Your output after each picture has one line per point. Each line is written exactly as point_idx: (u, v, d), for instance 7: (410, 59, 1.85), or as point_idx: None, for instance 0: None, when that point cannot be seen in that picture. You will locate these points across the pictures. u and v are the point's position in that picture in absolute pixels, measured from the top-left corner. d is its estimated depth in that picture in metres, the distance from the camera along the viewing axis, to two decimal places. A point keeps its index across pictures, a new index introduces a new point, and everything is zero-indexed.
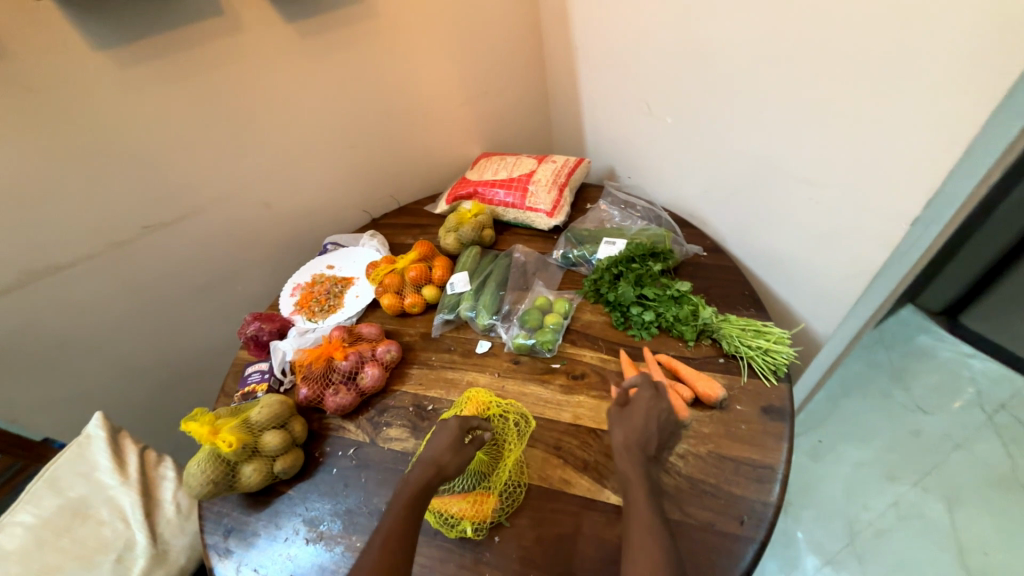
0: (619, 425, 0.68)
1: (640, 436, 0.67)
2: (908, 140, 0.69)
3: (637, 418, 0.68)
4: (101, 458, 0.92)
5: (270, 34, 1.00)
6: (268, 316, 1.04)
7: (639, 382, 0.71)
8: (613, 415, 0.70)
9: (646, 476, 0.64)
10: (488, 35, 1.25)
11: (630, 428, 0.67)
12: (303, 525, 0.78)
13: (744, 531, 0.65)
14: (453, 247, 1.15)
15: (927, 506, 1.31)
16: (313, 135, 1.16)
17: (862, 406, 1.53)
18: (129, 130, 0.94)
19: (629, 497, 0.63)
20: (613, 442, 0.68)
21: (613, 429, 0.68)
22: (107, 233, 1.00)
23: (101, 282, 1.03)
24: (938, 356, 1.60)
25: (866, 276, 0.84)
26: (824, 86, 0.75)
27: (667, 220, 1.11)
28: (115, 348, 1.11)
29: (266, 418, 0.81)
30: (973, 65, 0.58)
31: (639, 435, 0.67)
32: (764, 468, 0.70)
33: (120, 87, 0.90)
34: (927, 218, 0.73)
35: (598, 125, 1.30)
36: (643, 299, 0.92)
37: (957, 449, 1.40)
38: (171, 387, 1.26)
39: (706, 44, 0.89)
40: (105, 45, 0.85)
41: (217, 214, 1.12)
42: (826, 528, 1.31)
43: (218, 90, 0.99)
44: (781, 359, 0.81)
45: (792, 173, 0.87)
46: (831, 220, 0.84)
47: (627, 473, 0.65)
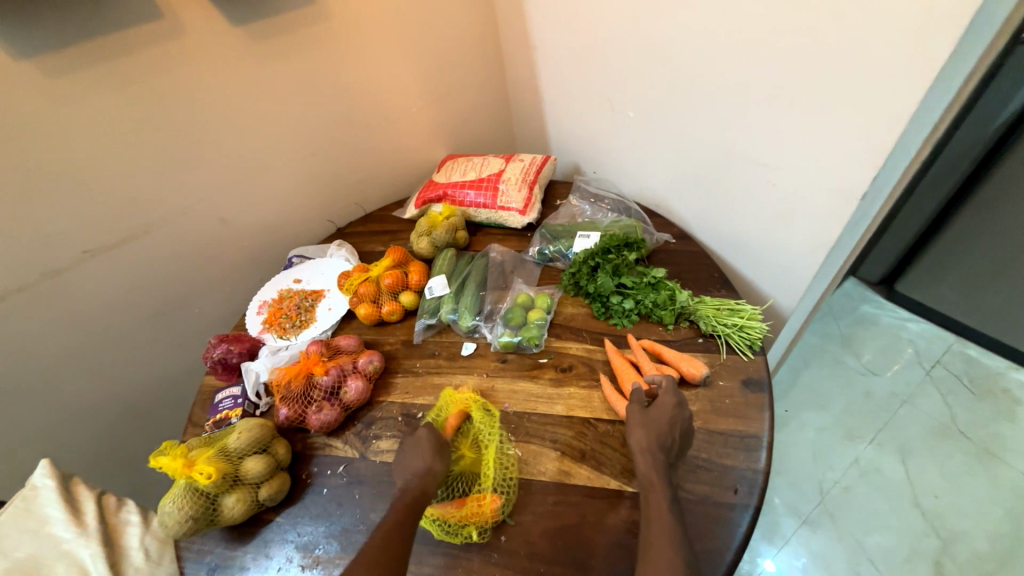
0: (641, 426, 0.70)
1: (663, 437, 0.68)
2: (852, 122, 0.75)
3: (662, 420, 0.70)
4: (52, 510, 0.83)
5: (217, 39, 0.94)
6: (236, 337, 0.98)
7: (665, 388, 0.74)
8: (635, 416, 0.72)
9: (668, 479, 0.66)
10: (445, 36, 1.25)
11: (655, 429, 0.69)
12: (296, 552, 0.74)
13: (738, 499, 0.68)
14: (427, 251, 1.13)
15: (883, 460, 1.42)
16: (270, 144, 1.10)
17: (821, 374, 1.64)
18: (61, 146, 0.86)
19: (651, 499, 0.64)
20: (635, 446, 0.69)
21: (636, 429, 0.70)
22: (41, 261, 0.91)
23: (37, 316, 0.93)
24: (880, 322, 1.74)
25: (822, 251, 0.91)
26: (773, 75, 0.80)
27: (635, 211, 1.15)
28: (59, 387, 1.01)
29: (246, 444, 0.76)
30: (904, 50, 0.64)
31: (663, 437, 0.69)
32: (750, 437, 0.74)
33: (49, 99, 0.82)
34: (872, 192, 0.79)
35: (561, 123, 1.32)
36: (622, 288, 0.95)
37: (904, 405, 1.53)
38: (127, 424, 1.15)
39: (662, 39, 0.93)
40: (28, 54, 0.78)
41: (168, 232, 1.04)
42: (799, 491, 1.40)
43: (162, 99, 0.93)
44: (756, 334, 0.86)
45: (749, 159, 0.92)
46: (788, 201, 0.90)
47: (649, 476, 0.66)
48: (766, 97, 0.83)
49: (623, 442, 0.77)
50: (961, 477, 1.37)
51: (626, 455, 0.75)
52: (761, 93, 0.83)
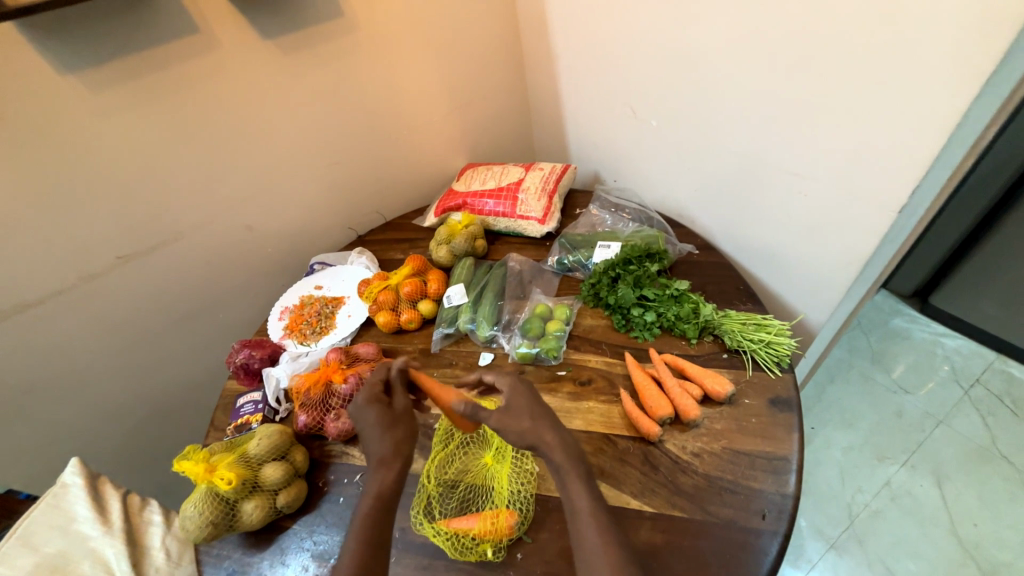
0: (510, 417, 0.68)
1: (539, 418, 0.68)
2: (892, 132, 0.72)
3: (521, 404, 0.70)
4: (80, 508, 0.85)
5: (250, 52, 0.97)
6: (258, 343, 1.00)
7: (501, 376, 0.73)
8: (496, 416, 0.68)
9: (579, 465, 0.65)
10: (468, 46, 1.26)
11: (522, 413, 0.68)
12: (311, 561, 0.74)
13: (765, 525, 0.65)
14: (446, 259, 1.13)
15: (916, 483, 1.35)
16: (296, 153, 1.13)
17: (850, 391, 1.58)
18: (100, 156, 0.89)
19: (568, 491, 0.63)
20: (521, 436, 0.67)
21: (514, 422, 0.68)
22: (77, 266, 0.94)
23: (72, 318, 0.97)
24: (914, 337, 1.67)
25: (856, 265, 0.87)
26: (805, 84, 0.78)
27: (658, 221, 1.13)
28: (91, 387, 1.04)
29: (265, 450, 0.77)
30: (950, 55, 0.62)
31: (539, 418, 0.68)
32: (778, 459, 0.71)
33: (91, 111, 0.85)
34: (911, 205, 0.76)
35: (582, 132, 1.31)
36: (643, 301, 0.93)
37: (939, 425, 1.46)
38: (153, 425, 1.18)
39: (689, 46, 0.91)
40: (71, 68, 0.81)
41: (197, 239, 1.07)
42: (826, 513, 1.34)
43: (196, 111, 0.96)
44: (784, 351, 0.83)
45: (779, 169, 0.89)
46: (820, 213, 0.87)
47: (557, 462, 0.64)
48: (798, 106, 0.81)
49: (644, 460, 0.75)
50: (1002, 504, 1.29)
51: (646, 474, 0.73)
52: (792, 102, 0.81)
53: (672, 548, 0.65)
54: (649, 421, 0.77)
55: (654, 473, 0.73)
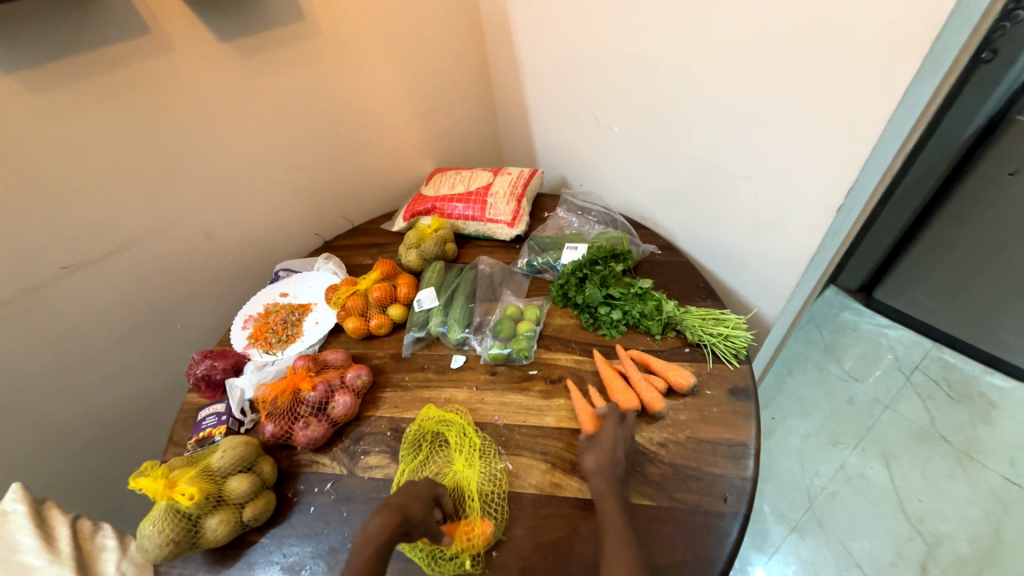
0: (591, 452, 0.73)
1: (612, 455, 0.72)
2: (828, 137, 0.78)
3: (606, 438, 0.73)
4: (23, 538, 0.79)
5: (207, 55, 0.95)
6: (220, 353, 0.96)
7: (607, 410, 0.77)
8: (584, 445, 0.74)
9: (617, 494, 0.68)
10: (433, 52, 1.27)
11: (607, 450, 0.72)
12: (282, 573, 0.72)
13: (727, 508, 0.69)
14: (416, 264, 1.13)
15: (867, 465, 1.44)
16: (257, 157, 1.10)
17: (805, 381, 1.67)
18: (41, 160, 0.84)
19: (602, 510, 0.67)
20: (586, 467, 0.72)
21: (590, 452, 0.73)
22: (16, 278, 0.88)
23: (11, 333, 0.90)
24: (860, 328, 1.79)
25: (802, 261, 0.94)
26: (752, 92, 0.83)
27: (622, 223, 1.17)
28: (32, 407, 0.98)
29: (230, 463, 0.75)
30: (874, 66, 0.68)
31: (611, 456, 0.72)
32: (738, 445, 0.75)
33: (31, 113, 0.81)
34: (848, 204, 0.83)
35: (547, 136, 1.34)
36: (610, 299, 0.96)
37: (885, 410, 1.56)
38: (104, 445, 1.12)
39: (645, 53, 0.95)
40: (8, 67, 0.77)
41: (152, 247, 1.02)
42: (786, 498, 1.41)
43: (149, 114, 0.92)
44: (741, 343, 0.87)
45: (731, 171, 0.95)
46: (770, 212, 0.93)
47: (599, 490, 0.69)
48: (745, 112, 0.86)
49: None
50: (942, 480, 1.40)
51: None
52: (741, 108, 0.87)
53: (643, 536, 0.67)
54: None
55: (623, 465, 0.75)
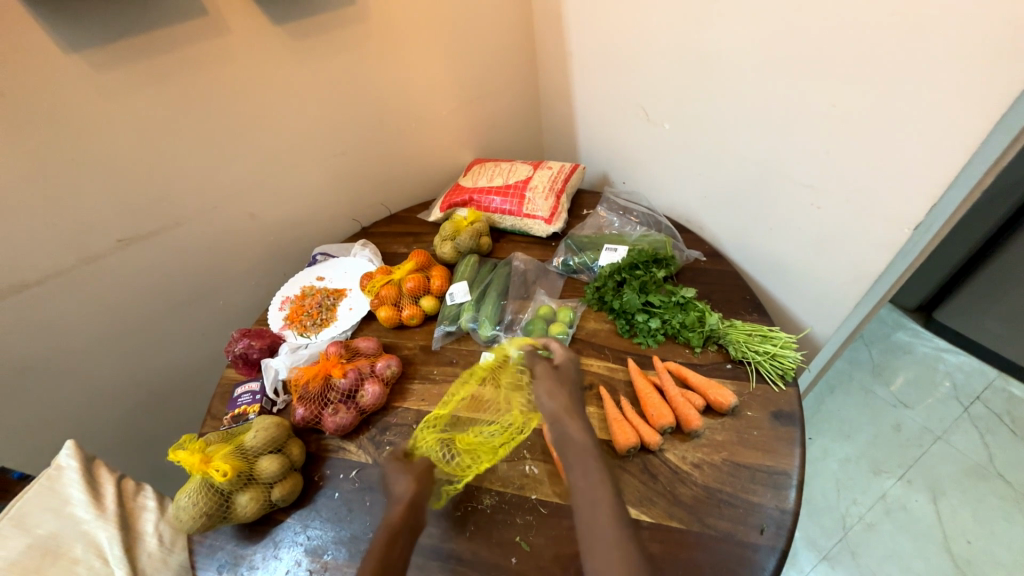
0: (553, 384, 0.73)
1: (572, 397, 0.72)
2: (910, 147, 0.70)
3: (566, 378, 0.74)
4: (74, 491, 0.84)
5: (260, 38, 0.96)
6: (258, 332, 0.99)
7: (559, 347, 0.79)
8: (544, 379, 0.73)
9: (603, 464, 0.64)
10: (481, 38, 1.24)
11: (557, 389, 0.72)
12: (305, 555, 0.73)
13: (763, 540, 0.65)
14: (450, 256, 1.12)
15: (912, 498, 1.34)
16: (303, 140, 1.11)
17: (848, 402, 1.57)
18: (104, 138, 0.88)
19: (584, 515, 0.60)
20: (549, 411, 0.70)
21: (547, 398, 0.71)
22: (78, 248, 0.93)
23: (70, 300, 0.96)
24: (916, 351, 1.66)
25: (865, 280, 0.87)
26: (825, 93, 0.76)
27: (666, 226, 1.11)
28: (86, 370, 1.03)
29: (262, 443, 0.77)
30: (978, 68, 0.60)
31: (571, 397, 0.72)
32: (779, 474, 0.70)
33: (95, 90, 0.84)
34: (927, 222, 0.75)
35: (592, 131, 1.30)
36: (648, 307, 0.92)
37: (937, 441, 1.45)
38: (149, 408, 1.18)
39: (710, 50, 0.89)
40: (76, 47, 0.79)
41: (201, 225, 1.06)
42: (820, 525, 1.33)
43: (203, 94, 0.94)
44: (788, 364, 0.82)
45: (792, 179, 0.88)
46: (833, 226, 0.86)
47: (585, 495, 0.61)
48: (815, 116, 0.80)
49: (644, 470, 0.74)
50: (996, 523, 1.28)
51: (645, 483, 0.72)
52: (812, 111, 0.80)
53: (669, 558, 0.64)
54: (650, 429, 0.76)
55: (653, 483, 0.72)
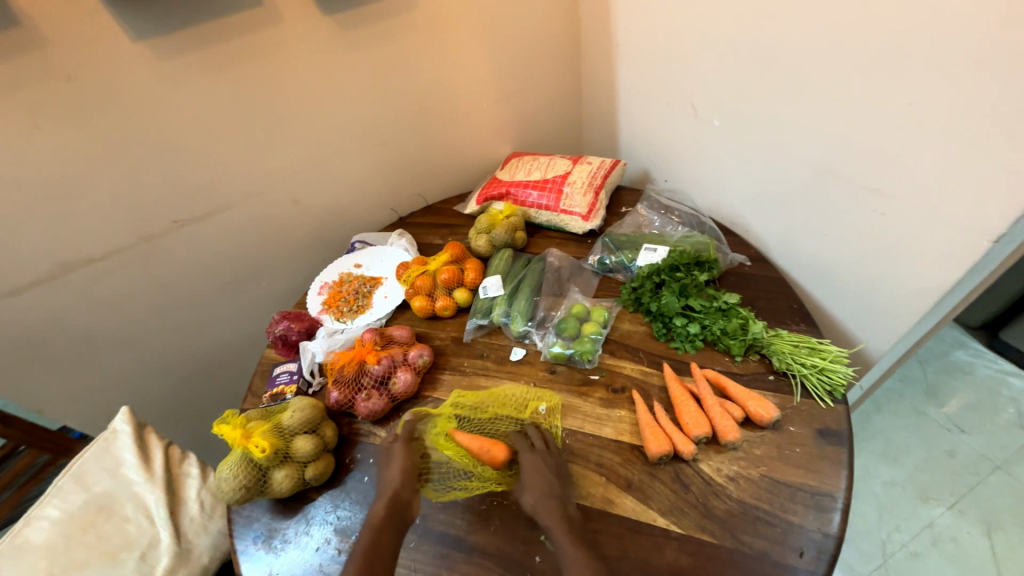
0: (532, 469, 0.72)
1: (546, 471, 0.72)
2: (997, 152, 0.64)
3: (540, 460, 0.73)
4: (126, 454, 0.89)
5: (310, 29, 0.97)
6: (297, 315, 1.02)
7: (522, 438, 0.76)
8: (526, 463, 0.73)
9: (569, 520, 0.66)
10: (525, 30, 1.22)
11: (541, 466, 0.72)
12: (334, 534, 0.75)
13: (802, 564, 0.62)
14: (485, 249, 1.12)
15: (963, 530, 1.25)
16: (347, 129, 1.13)
17: (895, 423, 1.48)
18: (163, 123, 0.92)
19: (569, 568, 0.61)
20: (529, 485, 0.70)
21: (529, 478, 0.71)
22: (138, 227, 0.98)
23: (129, 276, 1.02)
24: (977, 373, 1.54)
25: (931, 295, 0.80)
26: (899, 91, 0.70)
27: (710, 227, 1.07)
28: (141, 341, 1.10)
29: (298, 423, 0.79)
30: None
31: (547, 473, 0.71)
32: (822, 495, 0.67)
33: (156, 76, 0.88)
34: (1010, 235, 0.68)
35: (635, 127, 1.26)
36: (687, 311, 0.89)
37: (995, 471, 1.34)
38: (196, 381, 1.24)
39: (771, 45, 0.84)
40: (143, 36, 0.83)
41: (249, 209, 1.10)
42: (858, 549, 1.26)
43: (254, 83, 0.97)
44: (838, 379, 0.77)
45: (853, 183, 0.82)
46: (896, 234, 0.80)
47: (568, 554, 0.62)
48: (883, 115, 0.74)
49: (676, 479, 0.72)
50: None
51: (676, 493, 0.70)
52: (880, 110, 0.74)
53: (699, 573, 0.62)
54: (684, 437, 0.74)
55: (685, 493, 0.70)
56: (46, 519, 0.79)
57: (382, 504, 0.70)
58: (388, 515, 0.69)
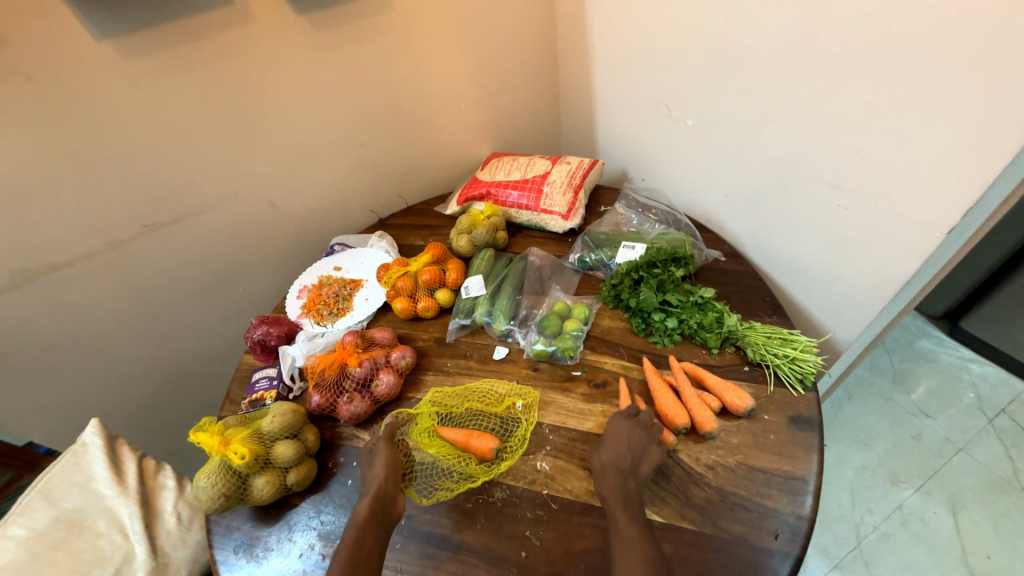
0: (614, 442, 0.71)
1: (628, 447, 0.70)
2: (948, 148, 0.68)
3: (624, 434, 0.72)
4: (97, 468, 0.86)
5: (283, 29, 0.96)
6: (276, 320, 1.00)
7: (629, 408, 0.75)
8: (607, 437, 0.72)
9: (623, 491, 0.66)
10: (502, 32, 1.23)
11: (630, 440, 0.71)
12: (318, 539, 0.75)
13: (777, 546, 0.64)
14: (466, 249, 1.12)
15: (930, 510, 1.31)
16: (323, 131, 1.12)
17: (865, 410, 1.54)
18: (131, 125, 0.90)
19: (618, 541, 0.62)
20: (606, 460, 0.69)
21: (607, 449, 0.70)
22: (106, 232, 0.95)
23: (97, 283, 0.98)
24: (939, 360, 1.61)
25: (892, 285, 0.84)
26: (858, 92, 0.74)
27: (685, 224, 1.10)
28: (111, 351, 1.06)
29: (278, 428, 0.78)
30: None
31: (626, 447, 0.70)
32: (795, 479, 0.69)
33: (122, 77, 0.85)
34: (962, 226, 0.72)
35: (611, 127, 1.28)
36: (666, 306, 0.91)
37: (958, 452, 1.41)
38: (170, 390, 1.21)
39: (738, 47, 0.87)
40: (108, 36, 0.81)
41: (223, 212, 1.08)
42: (833, 533, 1.31)
43: (226, 84, 0.95)
44: (809, 368, 0.80)
45: (819, 181, 0.86)
46: (859, 228, 0.84)
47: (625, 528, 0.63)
48: (844, 115, 0.77)
49: (657, 469, 0.73)
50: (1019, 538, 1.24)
51: (657, 483, 0.72)
52: (841, 109, 0.77)
53: (681, 559, 0.64)
54: (664, 429, 0.75)
55: (666, 483, 0.71)
56: (8, 540, 0.74)
57: (366, 504, 0.68)
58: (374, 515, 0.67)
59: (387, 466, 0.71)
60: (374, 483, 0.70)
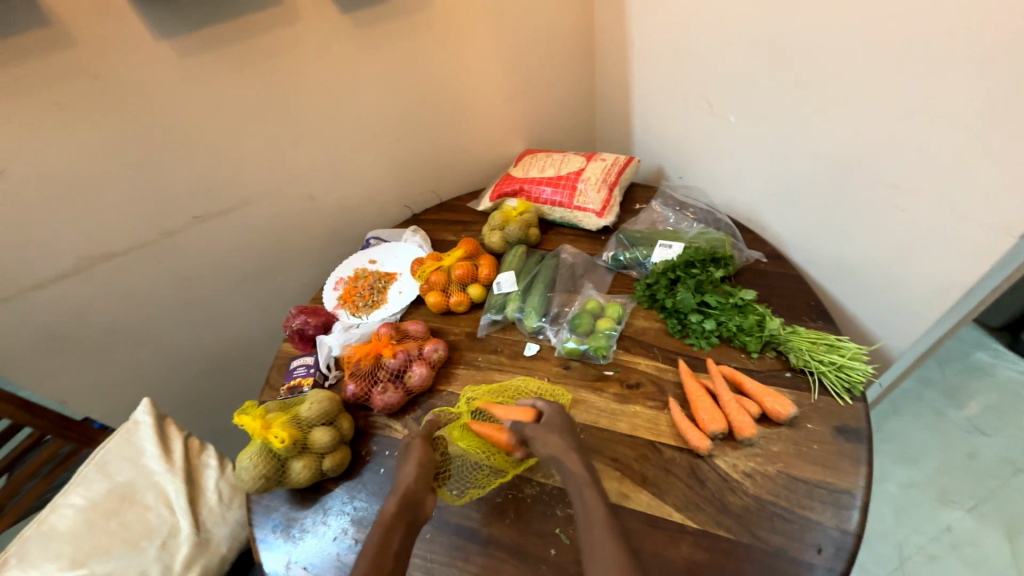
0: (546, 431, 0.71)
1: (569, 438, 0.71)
2: (1022, 146, 0.63)
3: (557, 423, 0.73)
4: (148, 445, 0.91)
5: (327, 27, 0.99)
6: (314, 310, 1.04)
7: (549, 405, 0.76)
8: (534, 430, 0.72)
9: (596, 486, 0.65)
10: (539, 27, 1.22)
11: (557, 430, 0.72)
12: (351, 524, 0.77)
13: (820, 561, 0.61)
14: (498, 246, 1.13)
15: (983, 534, 1.23)
16: (362, 127, 1.14)
17: (913, 424, 1.45)
18: (185, 121, 0.94)
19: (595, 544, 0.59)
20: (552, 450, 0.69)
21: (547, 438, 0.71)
22: (160, 222, 1.01)
23: (151, 270, 1.04)
24: (997, 374, 1.51)
25: (953, 292, 0.79)
26: (922, 86, 0.69)
27: (725, 224, 1.06)
28: (162, 335, 1.12)
29: (316, 414, 0.80)
30: None
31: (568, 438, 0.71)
32: (840, 492, 0.66)
33: (178, 74, 0.90)
34: None
35: (649, 124, 1.26)
36: (703, 307, 0.89)
37: (1017, 474, 1.31)
38: (213, 375, 1.27)
39: (788, 41, 0.83)
40: (167, 35, 0.85)
41: (267, 205, 1.12)
42: (874, 551, 1.25)
43: (272, 81, 0.99)
44: (857, 377, 0.76)
45: (873, 180, 0.81)
46: (916, 232, 0.79)
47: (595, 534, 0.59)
48: (905, 110, 0.73)
49: (691, 474, 0.71)
50: None
51: (692, 488, 0.70)
52: (901, 104, 0.73)
53: (715, 567, 0.62)
54: (700, 433, 0.73)
55: (701, 488, 0.70)
56: (70, 507, 0.81)
57: (394, 500, 0.68)
58: (399, 512, 0.67)
59: (418, 463, 0.72)
60: (405, 479, 0.71)
